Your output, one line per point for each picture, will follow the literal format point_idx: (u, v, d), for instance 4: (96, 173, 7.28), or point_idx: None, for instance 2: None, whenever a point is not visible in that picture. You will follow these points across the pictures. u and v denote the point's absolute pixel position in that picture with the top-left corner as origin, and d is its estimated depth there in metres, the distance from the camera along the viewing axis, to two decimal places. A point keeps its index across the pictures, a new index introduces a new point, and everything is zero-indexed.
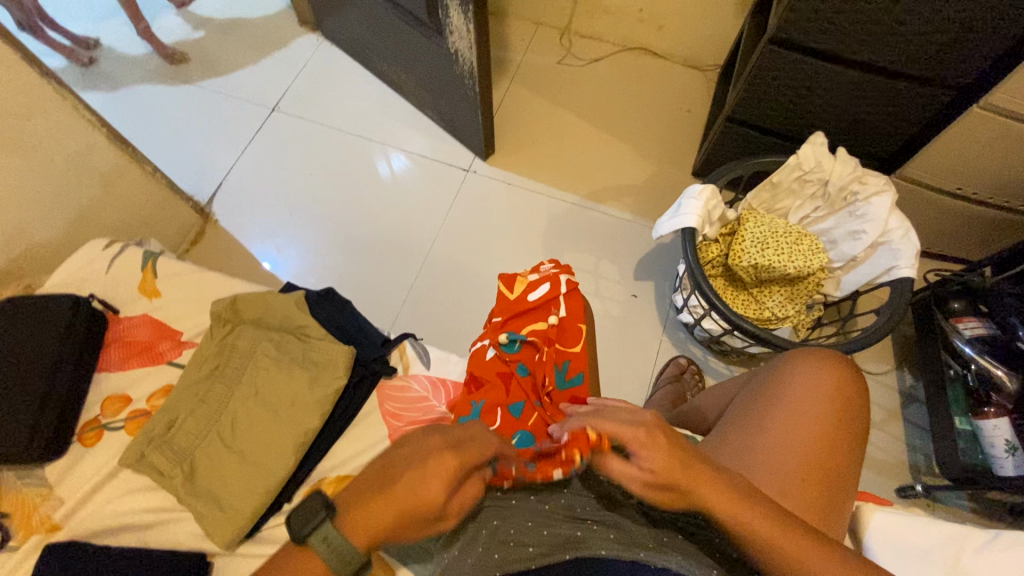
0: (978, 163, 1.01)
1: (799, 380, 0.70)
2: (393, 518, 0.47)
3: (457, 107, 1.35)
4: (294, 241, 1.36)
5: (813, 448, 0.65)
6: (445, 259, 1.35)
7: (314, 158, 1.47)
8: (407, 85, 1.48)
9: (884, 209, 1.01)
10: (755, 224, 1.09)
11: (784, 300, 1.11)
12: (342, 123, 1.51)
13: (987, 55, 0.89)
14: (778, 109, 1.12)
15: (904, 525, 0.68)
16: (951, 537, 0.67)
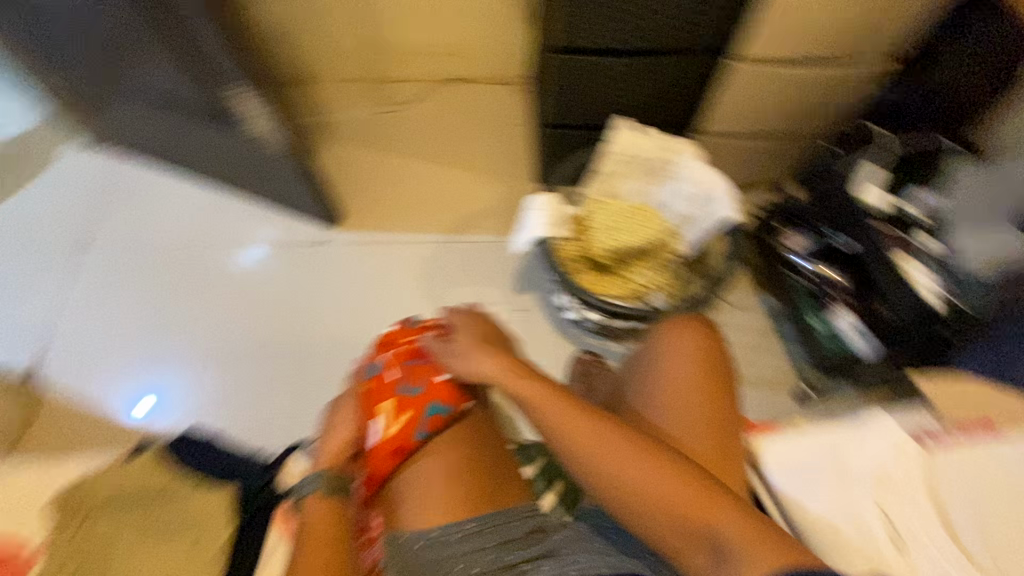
0: (755, 104, 1.15)
1: (667, 351, 0.74)
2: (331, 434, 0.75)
3: (289, 186, 1.30)
4: (157, 379, 1.23)
5: (701, 418, 0.69)
6: (327, 343, 1.28)
7: (155, 282, 1.33)
8: (229, 179, 1.39)
9: (699, 169, 1.15)
10: (602, 214, 1.21)
11: (650, 271, 1.21)
12: (176, 234, 1.38)
13: (724, 22, 1.02)
14: (583, 106, 1.21)
15: (796, 448, 0.66)
16: (841, 447, 0.66)
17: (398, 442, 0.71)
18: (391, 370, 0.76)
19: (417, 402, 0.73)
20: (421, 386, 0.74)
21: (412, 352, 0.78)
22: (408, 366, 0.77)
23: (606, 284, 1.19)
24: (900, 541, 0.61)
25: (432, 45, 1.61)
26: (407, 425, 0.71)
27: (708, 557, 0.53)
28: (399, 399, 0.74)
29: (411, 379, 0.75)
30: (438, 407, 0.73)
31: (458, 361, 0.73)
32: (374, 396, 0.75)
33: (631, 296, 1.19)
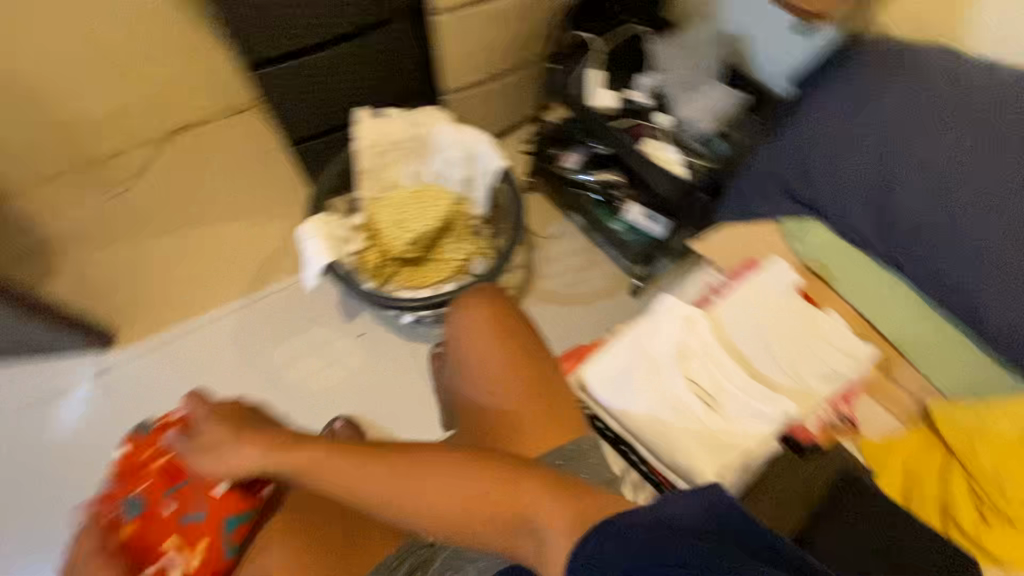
0: (479, 46, 1.13)
1: (464, 332, 0.70)
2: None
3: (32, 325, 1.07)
4: None
5: (516, 381, 0.66)
6: None
7: None
8: None
9: (451, 132, 1.15)
10: (384, 212, 1.18)
11: (457, 242, 1.20)
12: None
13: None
14: (319, 111, 1.14)
15: (608, 361, 0.71)
16: (638, 341, 0.71)
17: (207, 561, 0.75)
18: (168, 502, 0.77)
19: (206, 521, 0.76)
20: (203, 509, 0.77)
21: (173, 472, 0.79)
22: (178, 487, 0.78)
23: (423, 273, 1.17)
24: (706, 398, 0.68)
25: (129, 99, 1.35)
26: (211, 549, 0.75)
27: (532, 547, 0.50)
28: (184, 526, 0.76)
29: (189, 503, 0.77)
30: (235, 518, 0.76)
31: (222, 465, 0.67)
32: (161, 532, 0.76)
33: (450, 275, 1.17)
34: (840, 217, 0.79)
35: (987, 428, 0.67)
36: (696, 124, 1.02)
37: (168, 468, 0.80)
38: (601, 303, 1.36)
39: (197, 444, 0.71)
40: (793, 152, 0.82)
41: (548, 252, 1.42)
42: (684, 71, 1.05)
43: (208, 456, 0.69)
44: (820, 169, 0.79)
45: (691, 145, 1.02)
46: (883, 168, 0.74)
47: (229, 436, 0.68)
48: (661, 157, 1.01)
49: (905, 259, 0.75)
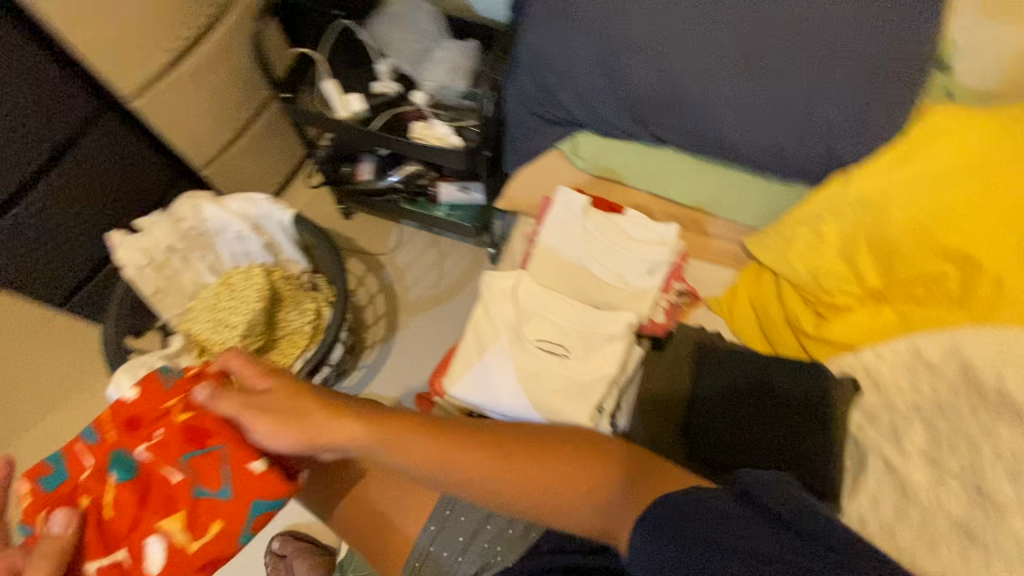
0: (196, 112, 1.06)
1: None
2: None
3: None
4: None
5: None
6: None
7: None
8: None
9: (218, 210, 1.03)
10: (199, 321, 1.06)
11: (297, 309, 1.13)
12: None
13: (65, 86, 0.90)
14: (62, 260, 1.02)
15: (461, 358, 0.71)
16: (473, 333, 0.73)
17: (214, 543, 0.59)
18: (168, 471, 0.60)
19: (220, 505, 0.59)
20: (226, 486, 0.59)
21: (197, 433, 0.61)
22: (189, 456, 0.60)
23: (282, 355, 1.11)
24: (556, 349, 0.68)
25: None
26: (221, 536, 0.59)
27: (604, 515, 0.52)
28: (189, 504, 0.59)
29: (202, 477, 0.59)
30: (261, 502, 0.60)
31: (299, 446, 0.54)
32: (135, 517, 0.57)
33: (306, 343, 1.11)
34: (595, 119, 0.80)
35: (790, 239, 0.73)
36: (448, 89, 0.99)
37: (189, 432, 0.61)
38: (470, 285, 1.35)
39: (243, 407, 0.55)
40: (530, 77, 0.81)
41: (397, 265, 1.37)
42: (410, 43, 1.01)
43: (284, 433, 0.54)
44: (559, 81, 0.79)
45: (454, 111, 1.00)
46: (604, 57, 0.75)
47: (341, 413, 0.55)
48: (434, 136, 0.97)
49: (661, 132, 0.77)
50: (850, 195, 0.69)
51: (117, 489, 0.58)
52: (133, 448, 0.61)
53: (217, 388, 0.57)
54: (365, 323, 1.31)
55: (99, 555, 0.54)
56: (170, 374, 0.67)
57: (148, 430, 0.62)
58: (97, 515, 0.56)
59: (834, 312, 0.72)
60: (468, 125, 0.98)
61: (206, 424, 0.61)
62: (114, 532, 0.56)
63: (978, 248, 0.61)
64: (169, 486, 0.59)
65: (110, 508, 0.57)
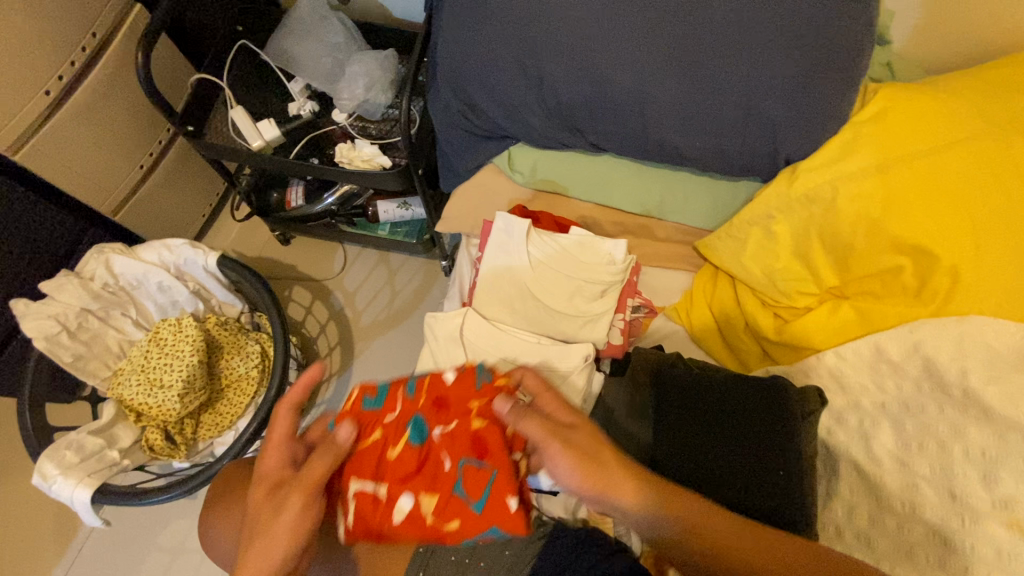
0: (93, 156, 0.95)
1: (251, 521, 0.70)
2: (266, 541, 0.53)
3: None
4: None
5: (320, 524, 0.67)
6: None
7: None
8: None
9: (133, 261, 0.94)
10: (128, 384, 0.96)
11: (241, 354, 1.04)
12: None
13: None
14: None
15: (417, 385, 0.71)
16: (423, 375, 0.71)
17: (439, 533, 0.58)
18: (444, 457, 0.59)
19: (469, 513, 0.57)
20: (482, 504, 0.57)
21: (482, 443, 0.59)
22: (468, 459, 0.58)
23: (230, 407, 1.03)
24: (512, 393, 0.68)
25: None
26: (460, 533, 0.58)
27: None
28: (446, 495, 0.58)
29: (468, 483, 0.57)
30: (499, 530, 0.57)
31: (579, 489, 0.54)
32: (405, 477, 0.59)
33: (255, 390, 1.03)
34: (526, 130, 0.74)
35: (743, 239, 0.70)
36: (371, 104, 0.91)
37: (477, 436, 0.59)
38: (427, 299, 1.29)
39: (547, 435, 0.54)
40: (452, 90, 0.75)
41: (346, 289, 1.30)
42: (322, 58, 0.91)
43: (584, 475, 0.53)
44: (482, 95, 0.72)
45: (381, 125, 0.92)
46: (525, 61, 0.68)
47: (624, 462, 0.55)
48: (361, 157, 0.90)
49: (597, 138, 0.72)
50: (798, 192, 0.65)
51: (403, 446, 0.60)
52: (431, 419, 0.61)
53: (543, 417, 0.55)
54: (319, 356, 1.24)
55: (367, 481, 0.58)
56: (490, 369, 0.63)
57: (459, 409, 0.61)
58: (376, 452, 0.60)
59: (794, 313, 0.69)
60: (395, 139, 0.90)
61: (494, 438, 0.59)
62: (384, 471, 0.59)
63: (930, 237, 0.58)
64: (437, 470, 0.59)
65: (394, 450, 0.60)
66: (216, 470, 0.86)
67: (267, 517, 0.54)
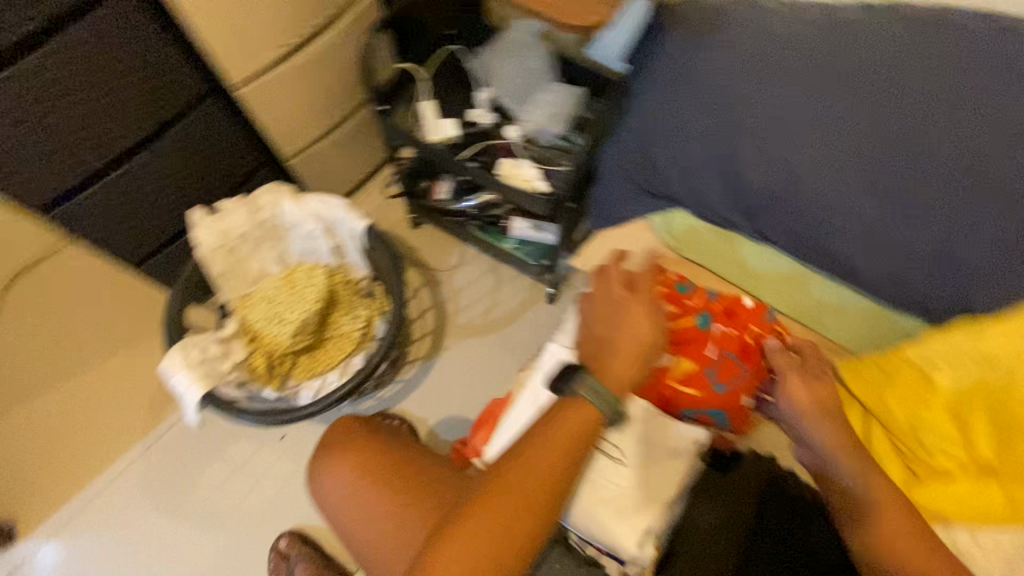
0: (296, 107, 1.08)
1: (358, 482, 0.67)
2: (628, 335, 0.65)
3: None
4: None
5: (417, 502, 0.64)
6: None
7: None
8: None
9: (296, 207, 1.04)
10: (256, 310, 1.07)
11: (350, 314, 1.13)
12: None
13: (171, 59, 0.90)
14: (145, 226, 1.05)
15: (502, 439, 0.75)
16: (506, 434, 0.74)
17: (670, 396, 0.72)
18: (711, 346, 0.72)
19: (712, 392, 0.71)
20: (727, 392, 0.71)
21: (748, 351, 0.72)
22: (730, 354, 0.72)
23: (326, 358, 1.10)
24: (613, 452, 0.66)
25: None
26: (693, 401, 0.72)
27: None
28: (700, 371, 0.71)
29: (726, 372, 0.71)
30: (724, 414, 0.72)
31: (802, 420, 0.65)
32: (679, 343, 0.72)
33: (352, 348, 1.11)
34: (697, 201, 0.75)
35: (891, 377, 0.66)
36: (545, 131, 0.96)
37: (747, 346, 0.72)
38: (524, 319, 1.32)
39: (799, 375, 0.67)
40: (635, 142, 0.77)
41: (453, 285, 1.35)
42: (518, 78, 0.98)
43: (817, 410, 0.64)
44: (664, 157, 0.75)
45: (547, 151, 0.96)
46: (719, 135, 0.70)
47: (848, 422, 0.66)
48: (521, 176, 0.94)
49: (768, 229, 0.71)
50: (975, 348, 0.60)
51: (688, 323, 0.73)
52: (716, 316, 0.74)
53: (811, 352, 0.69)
54: (411, 337, 1.30)
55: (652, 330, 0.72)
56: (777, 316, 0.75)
57: (743, 321, 0.73)
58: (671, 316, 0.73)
59: (932, 474, 0.63)
60: (557, 168, 0.94)
61: (760, 356, 0.72)
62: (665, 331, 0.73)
63: None
64: (699, 351, 0.72)
65: (678, 322, 0.73)
66: (302, 414, 0.96)
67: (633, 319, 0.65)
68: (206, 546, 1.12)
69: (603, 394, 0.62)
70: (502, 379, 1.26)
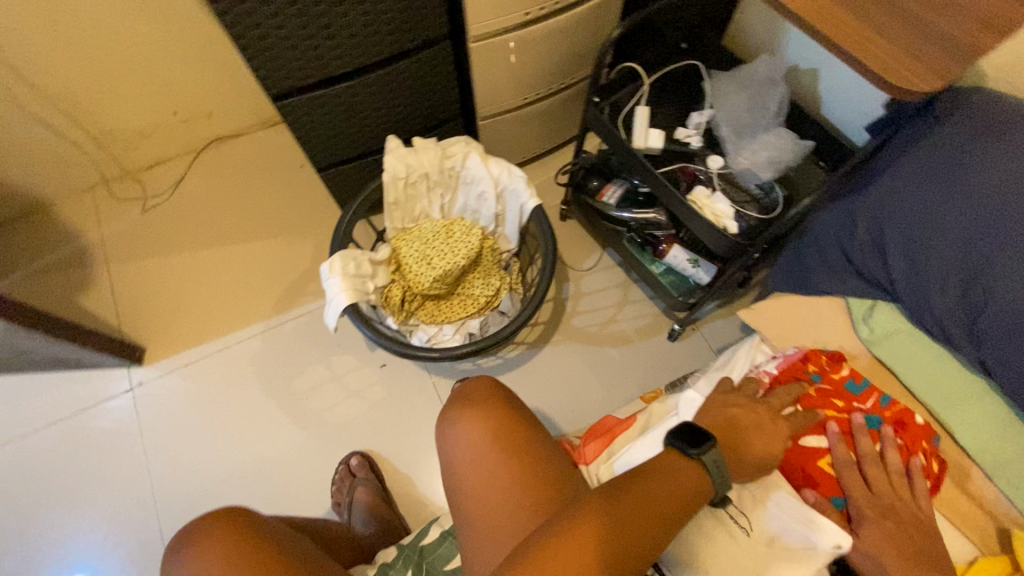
0: (511, 71, 1.11)
1: (476, 445, 0.68)
2: (757, 438, 0.64)
3: (79, 346, 1.15)
4: (83, 545, 1.15)
5: (527, 487, 0.64)
6: (217, 482, 1.19)
7: (25, 502, 1.18)
8: (12, 366, 1.23)
9: (481, 167, 1.08)
10: (409, 246, 1.12)
11: (484, 279, 1.16)
12: (29, 436, 1.23)
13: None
14: (343, 139, 1.11)
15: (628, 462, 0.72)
16: (628, 460, 0.72)
17: (818, 481, 0.68)
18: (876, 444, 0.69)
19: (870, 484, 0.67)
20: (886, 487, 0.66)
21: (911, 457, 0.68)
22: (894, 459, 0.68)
23: (449, 311, 1.16)
24: (739, 520, 0.65)
25: (160, 117, 1.41)
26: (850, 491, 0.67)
27: None
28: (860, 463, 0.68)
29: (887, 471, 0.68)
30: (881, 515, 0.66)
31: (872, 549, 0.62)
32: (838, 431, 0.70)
33: (476, 311, 1.15)
34: (918, 307, 0.72)
35: None
36: (750, 174, 0.92)
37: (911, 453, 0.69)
38: (638, 345, 1.29)
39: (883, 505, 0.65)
40: (866, 220, 0.75)
41: (581, 285, 1.35)
42: (742, 113, 0.94)
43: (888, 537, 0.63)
44: (897, 244, 0.72)
45: (745, 195, 0.92)
46: (974, 246, 0.65)
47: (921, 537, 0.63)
48: (712, 210, 0.90)
49: (992, 360, 0.66)
50: None
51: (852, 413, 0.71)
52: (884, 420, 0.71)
53: (886, 478, 0.67)
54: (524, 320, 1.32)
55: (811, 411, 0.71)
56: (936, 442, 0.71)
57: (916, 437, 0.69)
58: (816, 400, 0.72)
59: None
60: (752, 213, 0.90)
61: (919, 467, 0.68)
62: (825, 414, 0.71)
63: None
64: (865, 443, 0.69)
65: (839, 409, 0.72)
66: (420, 356, 0.99)
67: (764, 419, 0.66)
68: (287, 431, 1.22)
69: (724, 469, 0.60)
70: (597, 395, 1.24)
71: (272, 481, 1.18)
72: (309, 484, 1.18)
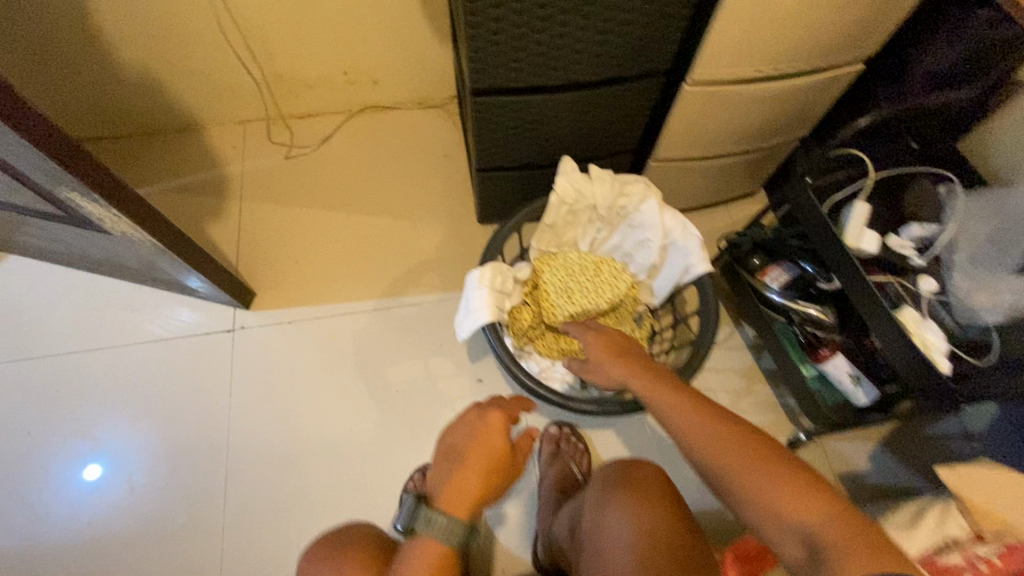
0: (711, 122, 1.03)
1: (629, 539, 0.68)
2: (476, 453, 0.66)
3: (203, 278, 1.14)
4: (148, 469, 1.14)
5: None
6: (288, 447, 1.16)
7: (107, 408, 1.19)
8: (132, 275, 1.24)
9: (655, 214, 0.99)
10: (552, 273, 1.06)
11: (614, 327, 1.08)
12: (126, 345, 1.25)
13: (669, 31, 0.87)
14: (517, 147, 1.07)
15: None
16: None
17: None
18: None
19: None
20: None
21: None
22: None
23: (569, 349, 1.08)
24: None
25: (330, 73, 1.41)
26: None
27: None
28: None
29: None
30: None
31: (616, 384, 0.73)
32: None
33: None
34: None
35: None
36: (971, 312, 0.81)
37: None
38: None
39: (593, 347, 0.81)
40: None
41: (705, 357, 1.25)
42: (981, 243, 0.84)
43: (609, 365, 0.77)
44: None
45: (960, 332, 0.82)
46: None
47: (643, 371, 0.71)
48: (924, 338, 0.79)
49: None
50: None
51: None
52: None
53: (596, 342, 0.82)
54: None
55: None
56: None
57: None
58: None
59: None
60: (967, 359, 0.79)
61: None
62: None
63: None
64: None
65: None
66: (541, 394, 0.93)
67: (485, 434, 0.68)
68: (368, 418, 1.18)
69: (434, 518, 0.62)
70: (696, 484, 1.13)
71: (342, 465, 1.14)
72: (379, 480, 1.13)
